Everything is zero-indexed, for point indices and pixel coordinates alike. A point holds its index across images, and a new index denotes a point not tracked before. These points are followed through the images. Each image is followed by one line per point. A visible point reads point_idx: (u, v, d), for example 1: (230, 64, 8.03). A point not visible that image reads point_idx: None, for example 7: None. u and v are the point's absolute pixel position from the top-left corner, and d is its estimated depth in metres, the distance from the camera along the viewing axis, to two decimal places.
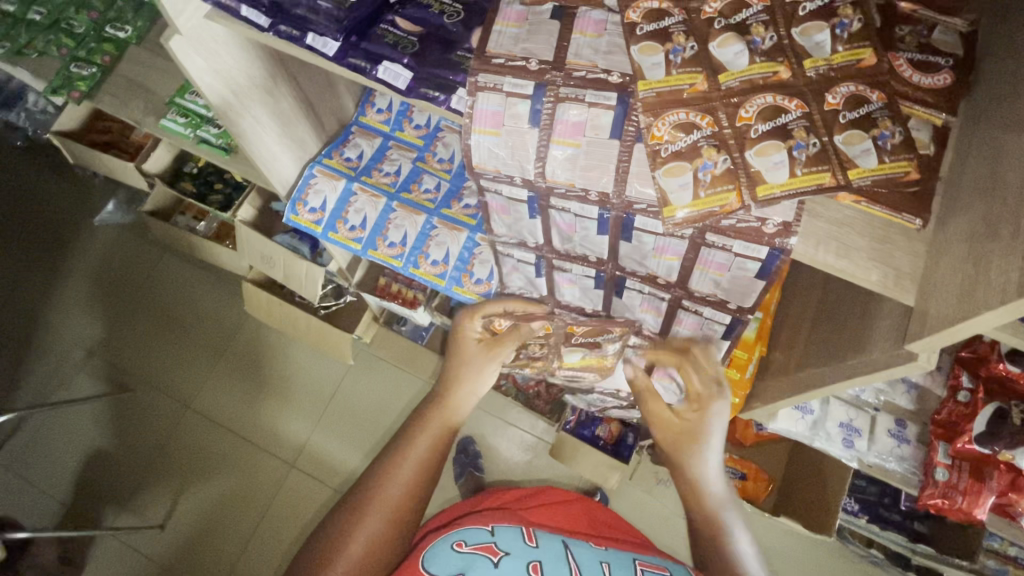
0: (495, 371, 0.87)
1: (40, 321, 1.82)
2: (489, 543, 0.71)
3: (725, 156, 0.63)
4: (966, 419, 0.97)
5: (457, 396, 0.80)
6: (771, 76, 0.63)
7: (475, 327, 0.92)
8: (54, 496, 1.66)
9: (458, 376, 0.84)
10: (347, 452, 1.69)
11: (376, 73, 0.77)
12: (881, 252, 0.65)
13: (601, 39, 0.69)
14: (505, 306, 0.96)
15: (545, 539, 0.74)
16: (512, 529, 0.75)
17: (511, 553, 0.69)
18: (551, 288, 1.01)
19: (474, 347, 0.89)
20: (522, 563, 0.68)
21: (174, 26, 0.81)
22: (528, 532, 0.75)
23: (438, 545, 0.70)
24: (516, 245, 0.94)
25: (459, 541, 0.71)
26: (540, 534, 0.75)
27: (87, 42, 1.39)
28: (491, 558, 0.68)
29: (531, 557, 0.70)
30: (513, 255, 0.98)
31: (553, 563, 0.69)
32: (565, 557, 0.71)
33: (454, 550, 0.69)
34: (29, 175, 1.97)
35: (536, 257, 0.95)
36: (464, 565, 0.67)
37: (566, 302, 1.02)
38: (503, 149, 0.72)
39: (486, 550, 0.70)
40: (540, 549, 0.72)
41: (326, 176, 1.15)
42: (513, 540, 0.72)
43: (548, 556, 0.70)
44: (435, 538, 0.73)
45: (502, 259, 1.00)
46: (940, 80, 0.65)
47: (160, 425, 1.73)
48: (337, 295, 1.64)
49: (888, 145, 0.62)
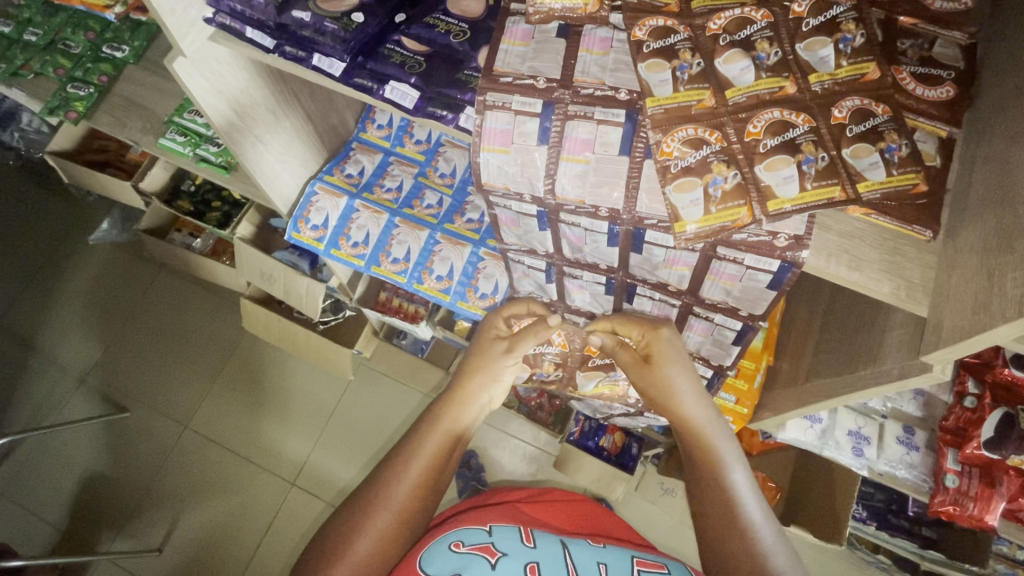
0: (514, 365, 0.86)
1: (33, 341, 1.80)
2: (487, 544, 0.71)
3: (735, 171, 0.63)
4: (974, 425, 0.98)
5: (470, 389, 0.80)
6: (778, 91, 0.64)
7: (500, 326, 0.92)
8: (49, 521, 1.62)
9: (472, 369, 0.83)
10: (348, 469, 1.67)
11: (382, 92, 0.78)
12: (891, 264, 0.65)
13: (607, 57, 0.69)
14: (530, 308, 0.95)
15: (543, 540, 0.74)
16: (509, 529, 0.75)
17: (510, 554, 0.69)
18: (561, 292, 1.01)
19: (496, 342, 0.88)
20: (520, 564, 0.68)
21: (178, 48, 0.81)
22: (525, 533, 0.75)
23: (435, 546, 0.70)
24: (526, 252, 0.93)
25: (455, 541, 0.71)
26: (538, 535, 0.76)
27: (83, 62, 1.38)
28: (488, 559, 0.68)
29: (529, 558, 0.70)
30: (523, 263, 0.97)
31: (550, 563, 0.69)
32: (562, 558, 0.71)
33: (451, 550, 0.69)
34: (23, 195, 1.95)
35: (546, 265, 0.94)
36: (462, 564, 0.67)
37: (577, 306, 1.03)
38: (512, 166, 0.71)
39: (483, 551, 0.70)
40: (537, 550, 0.72)
41: (328, 194, 1.14)
42: (510, 540, 0.72)
43: (545, 556, 0.70)
44: (431, 538, 0.73)
45: (513, 266, 1.00)
46: (943, 93, 0.66)
47: (157, 446, 1.70)
48: (335, 311, 1.62)
49: (895, 158, 0.62)
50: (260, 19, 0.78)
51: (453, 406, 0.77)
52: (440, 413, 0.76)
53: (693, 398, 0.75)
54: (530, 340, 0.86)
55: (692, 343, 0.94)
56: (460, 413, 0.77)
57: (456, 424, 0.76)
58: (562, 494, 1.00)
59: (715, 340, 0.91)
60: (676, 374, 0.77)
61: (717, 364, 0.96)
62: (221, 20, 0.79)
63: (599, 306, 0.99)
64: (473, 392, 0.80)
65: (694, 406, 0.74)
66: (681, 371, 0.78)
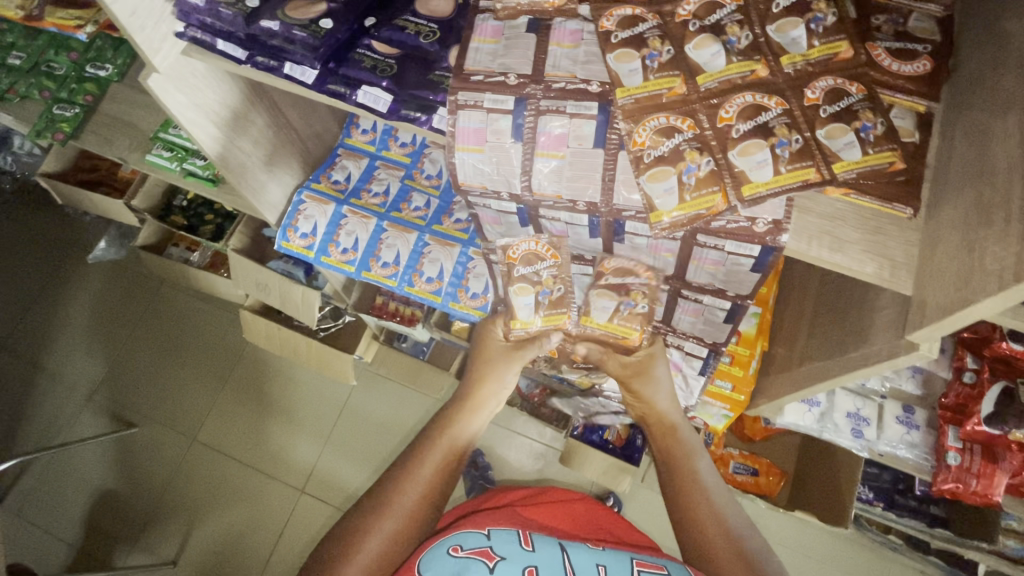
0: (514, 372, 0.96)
1: (39, 362, 1.81)
2: (486, 548, 0.70)
3: (708, 157, 0.62)
4: (974, 401, 0.97)
5: (480, 396, 0.92)
6: (751, 75, 0.63)
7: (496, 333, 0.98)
8: (65, 539, 1.64)
9: (481, 376, 0.95)
10: (356, 472, 1.68)
11: (355, 98, 0.78)
12: (874, 244, 0.64)
13: (578, 49, 0.69)
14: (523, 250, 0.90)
15: (542, 542, 0.73)
16: (508, 532, 0.74)
17: (508, 558, 0.69)
18: None
19: (499, 352, 0.97)
20: (519, 569, 0.67)
21: (151, 65, 0.82)
22: (524, 535, 0.74)
23: (435, 550, 0.70)
24: None
25: (454, 545, 0.70)
26: (537, 537, 0.74)
27: (68, 83, 1.38)
28: (487, 563, 0.67)
29: (527, 562, 0.69)
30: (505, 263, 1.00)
31: (549, 566, 0.69)
32: (561, 561, 0.70)
33: (449, 555, 0.69)
34: (23, 217, 1.96)
35: None
36: (460, 568, 0.67)
37: None
38: (488, 165, 0.72)
39: (482, 554, 0.69)
40: (536, 553, 0.71)
41: (316, 201, 1.14)
42: (509, 544, 0.71)
43: (544, 559, 0.70)
44: (432, 539, 0.73)
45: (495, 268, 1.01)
46: (920, 67, 0.65)
47: (167, 458, 1.72)
48: (335, 317, 1.64)
49: (870, 137, 0.62)
50: (229, 31, 0.78)
51: (462, 415, 0.88)
52: (449, 423, 0.87)
53: (667, 403, 0.92)
54: (533, 348, 0.96)
55: (682, 323, 0.95)
56: (473, 415, 0.89)
57: (467, 433, 0.86)
58: (562, 494, 1.00)
59: (685, 376, 1.01)
60: (655, 389, 0.93)
61: (712, 343, 0.96)
62: (191, 34, 0.79)
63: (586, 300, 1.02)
64: (484, 397, 0.92)
65: (671, 408, 0.92)
66: (660, 389, 0.93)
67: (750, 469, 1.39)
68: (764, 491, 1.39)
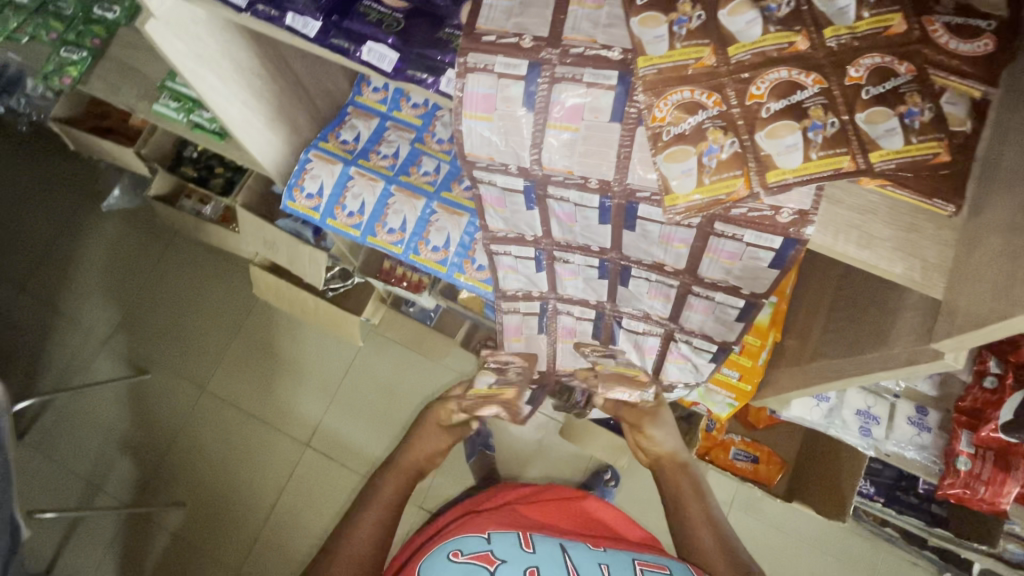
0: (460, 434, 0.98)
1: (57, 305, 1.84)
2: (486, 552, 0.70)
3: (733, 139, 0.57)
4: (993, 407, 0.93)
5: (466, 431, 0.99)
6: (788, 48, 0.57)
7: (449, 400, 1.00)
8: (81, 476, 1.70)
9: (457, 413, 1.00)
10: (361, 431, 1.71)
11: (360, 55, 0.73)
12: (907, 242, 0.60)
13: (601, 11, 0.63)
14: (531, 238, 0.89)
15: (542, 543, 0.73)
16: (508, 533, 0.74)
17: (508, 561, 0.68)
18: (553, 282, 0.98)
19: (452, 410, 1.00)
20: (520, 570, 0.67)
21: (147, 9, 0.78)
22: (524, 536, 0.74)
23: (435, 555, 0.70)
24: (514, 240, 0.90)
25: (454, 550, 0.70)
26: (538, 538, 0.74)
27: (75, 25, 1.35)
28: (487, 568, 0.67)
29: (527, 564, 0.68)
30: (510, 253, 0.93)
31: (551, 567, 0.68)
32: (562, 561, 0.70)
33: (450, 561, 0.69)
34: (38, 162, 1.95)
35: (536, 250, 0.91)
36: None
37: (569, 295, 1.00)
38: (496, 135, 0.68)
39: (482, 559, 0.69)
40: (536, 554, 0.70)
41: (323, 161, 1.10)
42: (509, 545, 0.71)
43: (546, 560, 0.70)
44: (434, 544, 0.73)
45: (497, 260, 0.95)
46: (980, 46, 0.58)
47: (178, 405, 1.76)
48: (344, 278, 1.62)
49: (915, 123, 0.56)
50: None
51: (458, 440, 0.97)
52: None
53: (673, 443, 1.02)
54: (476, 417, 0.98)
55: (691, 321, 0.91)
56: None
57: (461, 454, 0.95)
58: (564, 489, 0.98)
59: (695, 362, 0.99)
60: (664, 432, 1.03)
61: (722, 342, 0.92)
62: None
63: (595, 292, 0.97)
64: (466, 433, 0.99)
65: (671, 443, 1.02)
66: (669, 432, 1.03)
67: (750, 456, 1.39)
68: (763, 479, 1.38)
